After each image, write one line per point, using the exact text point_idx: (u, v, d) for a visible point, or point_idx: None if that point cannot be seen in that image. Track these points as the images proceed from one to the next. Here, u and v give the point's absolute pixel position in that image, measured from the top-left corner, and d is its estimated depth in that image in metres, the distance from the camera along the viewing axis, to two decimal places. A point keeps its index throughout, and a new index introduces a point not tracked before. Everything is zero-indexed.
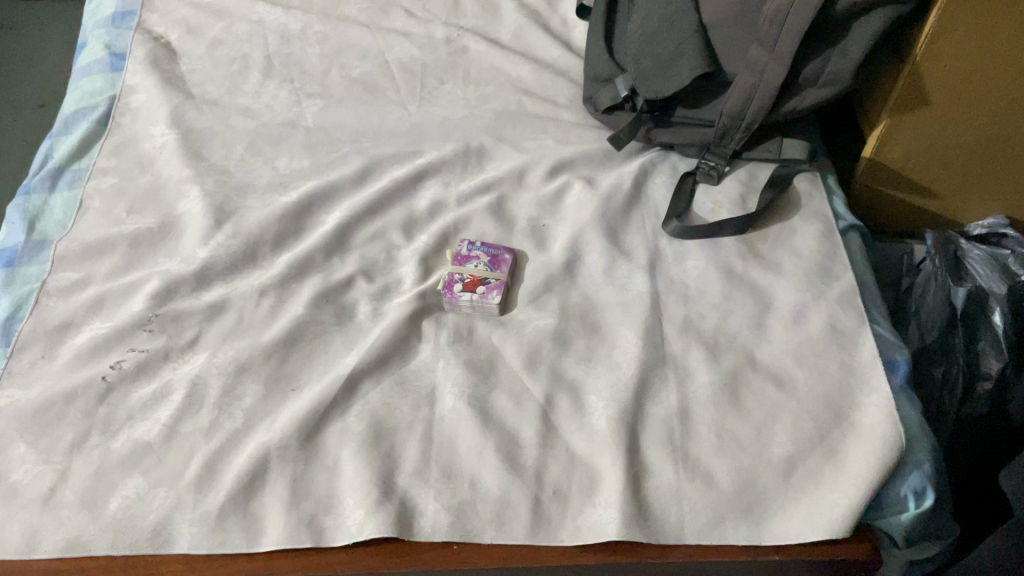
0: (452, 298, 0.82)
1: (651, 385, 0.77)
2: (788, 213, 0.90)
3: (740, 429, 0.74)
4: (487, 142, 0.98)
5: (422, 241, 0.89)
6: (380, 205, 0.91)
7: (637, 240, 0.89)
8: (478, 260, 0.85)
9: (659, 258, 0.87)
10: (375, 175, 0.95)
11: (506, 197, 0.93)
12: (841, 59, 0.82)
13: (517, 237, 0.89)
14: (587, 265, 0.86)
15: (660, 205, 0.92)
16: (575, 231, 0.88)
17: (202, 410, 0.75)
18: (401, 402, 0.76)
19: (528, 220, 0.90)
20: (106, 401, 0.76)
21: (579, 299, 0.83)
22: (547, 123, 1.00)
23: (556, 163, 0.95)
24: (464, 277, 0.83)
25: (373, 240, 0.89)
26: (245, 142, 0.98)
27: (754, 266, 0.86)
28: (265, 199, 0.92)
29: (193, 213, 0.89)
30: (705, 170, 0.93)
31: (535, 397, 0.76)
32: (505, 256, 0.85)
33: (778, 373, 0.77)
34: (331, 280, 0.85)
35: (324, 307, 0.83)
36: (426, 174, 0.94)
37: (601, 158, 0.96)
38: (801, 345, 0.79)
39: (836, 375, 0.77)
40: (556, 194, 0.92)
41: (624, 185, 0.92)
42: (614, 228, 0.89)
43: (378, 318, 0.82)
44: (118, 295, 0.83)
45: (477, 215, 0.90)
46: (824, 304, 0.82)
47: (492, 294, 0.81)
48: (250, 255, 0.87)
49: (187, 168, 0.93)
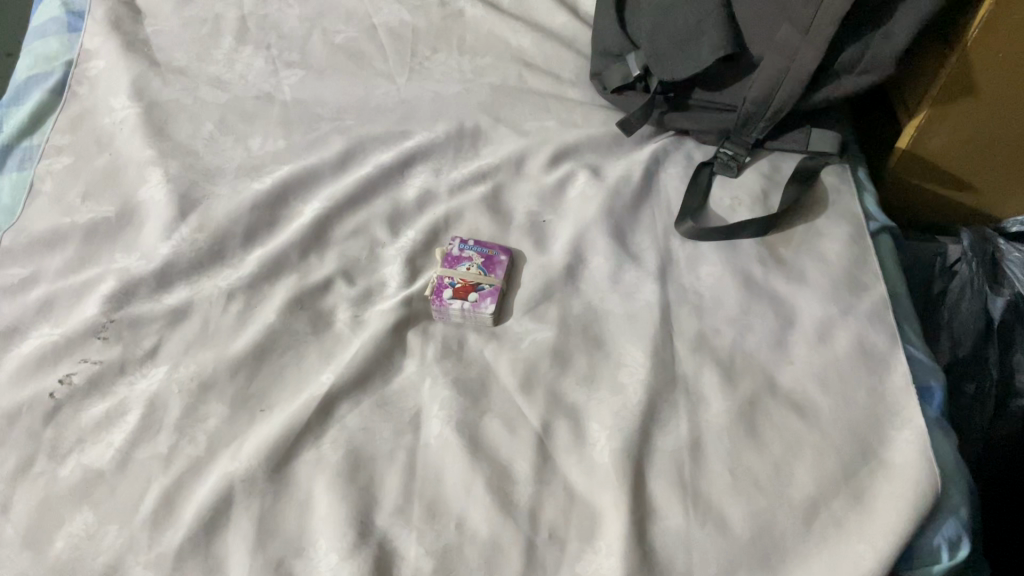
0: (441, 306, 0.74)
1: (659, 413, 0.69)
2: (813, 213, 0.81)
3: (757, 465, 0.67)
4: (482, 123, 0.88)
5: (409, 238, 0.80)
6: (363, 194, 0.82)
7: (647, 240, 0.80)
8: (470, 262, 0.77)
9: (671, 262, 0.78)
10: (358, 160, 0.86)
11: (502, 187, 0.84)
12: (884, 43, 0.73)
13: (514, 235, 0.80)
14: (591, 269, 0.78)
15: (673, 199, 0.83)
16: (578, 230, 0.80)
17: (161, 433, 0.68)
18: (382, 427, 0.69)
19: (526, 216, 0.82)
20: (53, 421, 0.68)
21: (580, 309, 0.75)
22: (549, 102, 0.90)
23: (559, 149, 0.85)
24: (454, 282, 0.75)
25: (355, 236, 0.80)
26: (215, 118, 0.88)
27: (776, 273, 0.77)
28: (235, 185, 0.83)
29: (156, 201, 0.80)
30: (723, 161, 0.84)
31: (530, 423, 0.69)
32: (500, 258, 0.77)
33: (800, 401, 0.70)
34: (307, 283, 0.76)
35: (298, 315, 0.74)
36: (415, 160, 0.85)
37: (609, 143, 0.87)
38: (827, 369, 0.72)
39: (864, 404, 0.70)
40: (558, 184, 0.83)
41: (633, 176, 0.83)
42: (622, 225, 0.80)
43: (357, 328, 0.74)
44: (69, 296, 0.75)
45: (471, 208, 0.82)
46: (852, 321, 0.74)
47: (486, 303, 0.74)
48: (217, 252, 0.78)
49: (150, 148, 0.84)
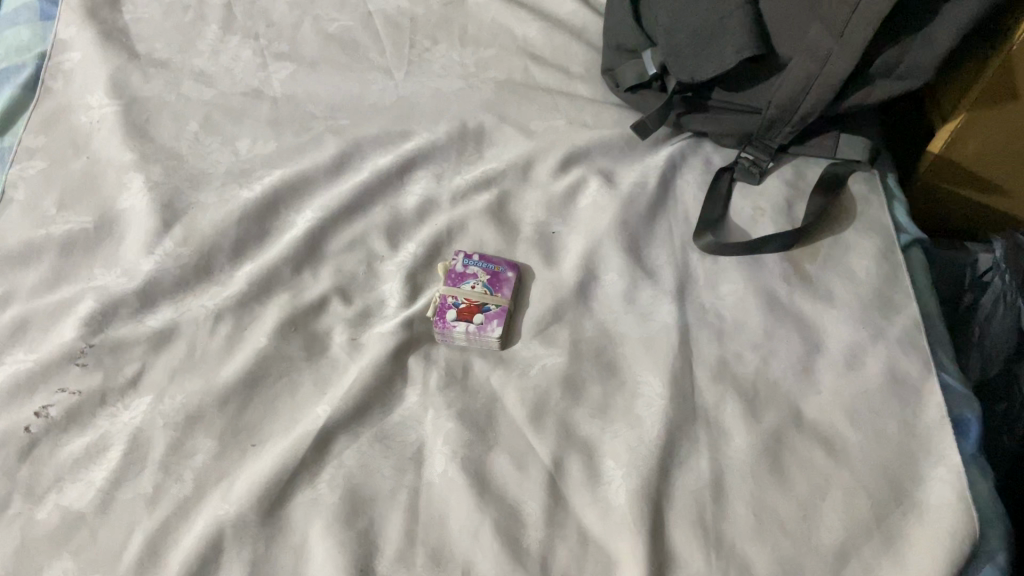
0: (445, 329, 0.69)
1: (678, 448, 0.65)
2: (841, 225, 0.76)
3: (783, 506, 0.63)
4: (486, 122, 0.83)
5: (410, 251, 0.75)
6: (360, 202, 0.77)
7: (664, 254, 0.75)
8: (475, 280, 0.72)
9: (689, 279, 0.73)
10: (354, 164, 0.80)
11: (508, 195, 0.78)
12: (924, 48, 0.67)
13: (521, 248, 0.75)
14: (604, 287, 0.73)
15: (691, 208, 0.78)
16: (591, 243, 0.75)
17: (144, 472, 0.63)
18: (382, 464, 0.64)
19: (534, 226, 0.77)
20: (29, 458, 0.64)
21: (593, 331, 0.71)
22: (558, 99, 0.84)
23: (569, 152, 0.80)
24: (458, 302, 0.71)
25: (351, 249, 0.75)
26: (200, 116, 0.82)
27: (801, 292, 0.72)
28: (222, 192, 0.77)
29: (137, 211, 0.75)
30: (744, 167, 0.79)
31: (541, 460, 0.64)
32: (507, 275, 0.72)
33: (827, 435, 0.66)
34: (300, 302, 0.71)
35: (291, 338, 0.69)
36: (414, 164, 0.80)
37: (622, 145, 0.81)
38: (856, 400, 0.67)
39: (895, 439, 0.65)
40: (568, 191, 0.78)
41: (649, 183, 0.78)
42: (637, 237, 0.75)
43: (355, 352, 0.69)
44: (44, 318, 0.70)
45: (475, 218, 0.76)
46: (882, 346, 0.70)
47: (492, 325, 0.69)
48: (203, 268, 0.73)
49: (130, 151, 0.78)
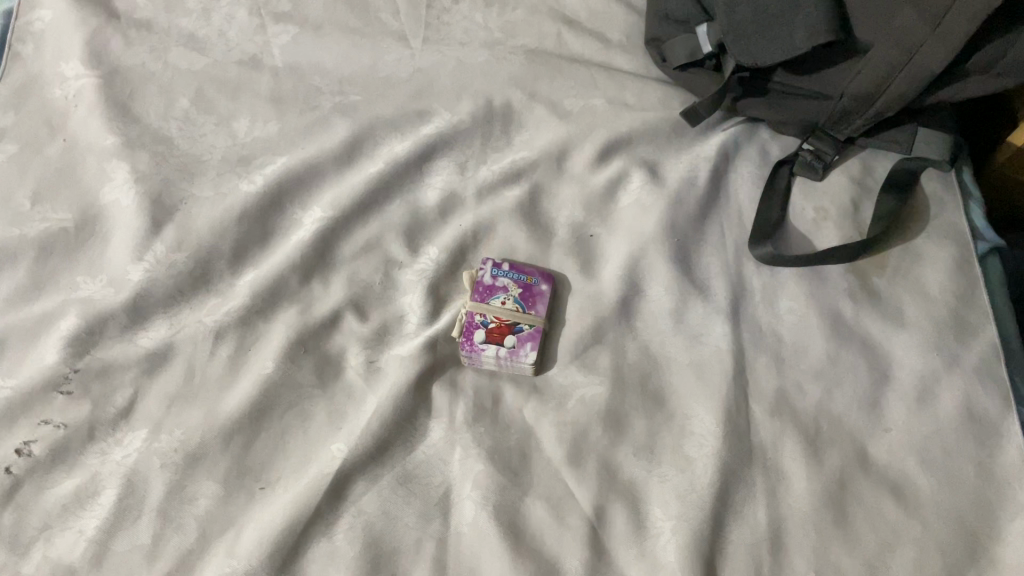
0: (473, 352, 0.62)
1: (732, 495, 0.59)
2: (912, 231, 0.68)
3: (848, 564, 0.57)
4: (515, 100, 0.73)
5: (431, 256, 0.67)
6: (374, 197, 0.68)
7: (715, 263, 0.67)
8: (506, 294, 0.64)
9: (744, 294, 0.66)
10: (366, 150, 0.71)
11: (541, 190, 0.70)
12: None
13: (556, 255, 0.67)
14: (649, 302, 0.65)
15: (745, 207, 0.69)
16: (634, 250, 0.67)
17: (141, 520, 0.57)
18: (406, 511, 0.58)
19: (570, 229, 0.68)
20: (12, 502, 0.57)
21: (637, 355, 0.63)
22: (596, 73, 0.75)
23: (609, 140, 0.71)
24: (487, 321, 0.63)
25: (365, 254, 0.67)
26: (191, 91, 0.72)
27: (868, 311, 0.65)
28: (219, 184, 0.68)
29: (122, 208, 0.66)
30: (805, 160, 0.70)
31: (581, 508, 0.58)
32: (541, 289, 0.65)
33: (896, 480, 0.60)
34: (310, 319, 0.64)
35: (301, 361, 0.62)
36: (434, 152, 0.71)
37: (668, 131, 0.72)
38: (928, 439, 0.61)
39: (971, 484, 0.59)
40: (609, 187, 0.69)
41: (699, 180, 0.70)
42: (687, 244, 0.67)
43: (373, 379, 0.62)
44: (23, 335, 0.62)
45: (504, 217, 0.68)
46: (958, 377, 0.63)
47: (526, 350, 0.62)
48: (200, 277, 0.65)
49: (112, 134, 0.69)
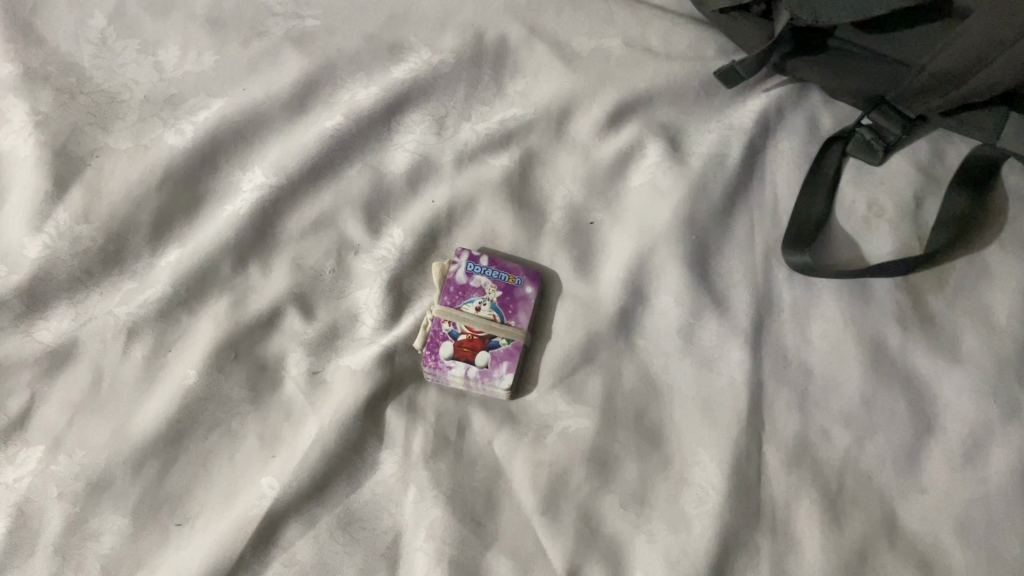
0: (437, 370, 0.51)
1: (734, 563, 0.50)
2: (983, 238, 0.56)
3: None
4: (511, 37, 0.59)
5: (394, 241, 0.55)
6: (329, 160, 0.56)
7: (739, 268, 0.55)
8: (482, 298, 0.53)
9: (770, 310, 0.54)
10: (322, 95, 0.58)
11: (534, 160, 0.57)
12: None
13: (546, 245, 0.55)
14: (653, 315, 0.54)
15: (783, 197, 0.57)
16: (642, 247, 0.55)
17: (35, 558, 0.48)
18: (345, 562, 0.49)
19: (566, 212, 0.56)
20: None
21: (634, 381, 0.53)
22: (615, 7, 0.60)
23: (622, 99, 0.57)
24: (457, 331, 0.52)
25: (315, 232, 0.55)
26: (110, 7, 0.58)
27: (918, 340, 0.54)
28: (140, 133, 0.56)
29: (19, 160, 0.54)
30: (862, 139, 0.56)
31: (551, 570, 0.49)
32: (525, 293, 0.53)
33: (927, 554, 0.50)
34: (244, 316, 0.53)
35: (231, 370, 0.52)
36: (406, 103, 0.58)
37: (696, 91, 0.58)
38: (970, 507, 0.50)
39: (1017, 566, 0.49)
40: (617, 161, 0.57)
41: (729, 160, 0.57)
42: (706, 242, 0.55)
43: (316, 395, 0.52)
44: None
45: (486, 194, 0.56)
46: (1016, 433, 0.51)
47: (499, 373, 0.51)
48: (113, 255, 0.53)
49: (8, 62, 0.56)
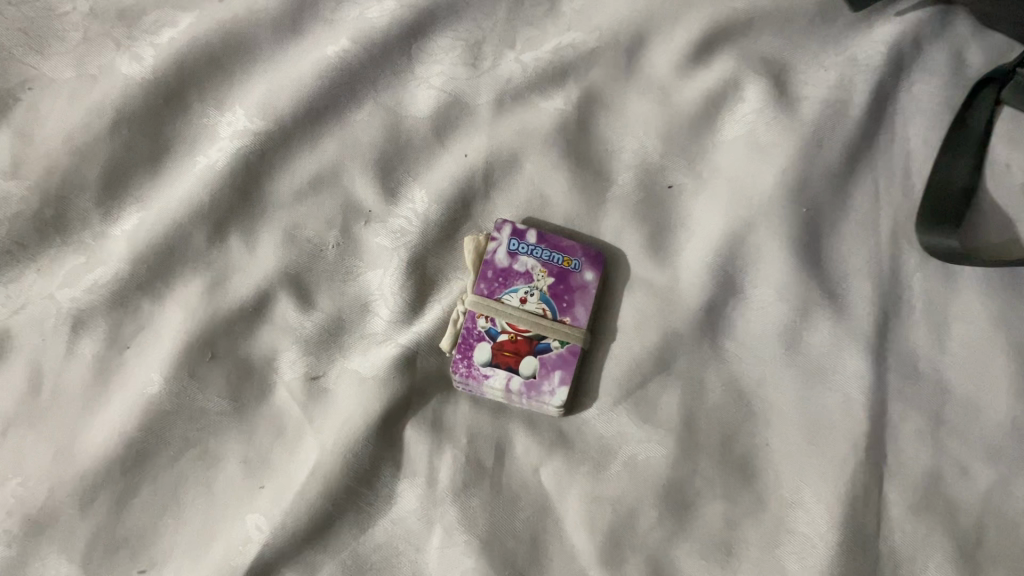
0: (471, 380, 0.41)
1: None
2: None
3: None
4: None
5: (416, 207, 0.43)
6: (332, 100, 0.44)
7: (859, 252, 0.43)
8: (528, 287, 0.42)
9: (896, 306, 0.42)
10: (322, 11, 0.44)
11: (596, 102, 0.44)
12: None
13: (610, 217, 0.43)
14: (746, 311, 0.42)
15: (917, 157, 0.44)
16: (734, 225, 0.43)
17: None
18: None
19: (637, 172, 0.43)
20: None
21: (721, 396, 0.42)
22: None
23: (712, 24, 0.44)
24: (497, 330, 0.42)
25: (315, 193, 0.43)
26: None
27: None
28: (86, 58, 0.43)
29: None
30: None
31: None
32: (584, 281, 0.42)
33: None
34: (223, 304, 0.42)
35: (207, 374, 0.41)
36: (432, 24, 0.44)
37: (812, 11, 0.44)
38: None
39: None
40: (704, 108, 0.44)
41: (851, 108, 0.44)
42: (817, 218, 0.43)
43: (316, 407, 0.41)
44: None
45: (533, 149, 0.44)
46: None
47: (548, 386, 0.40)
48: (52, 220, 0.41)
49: None
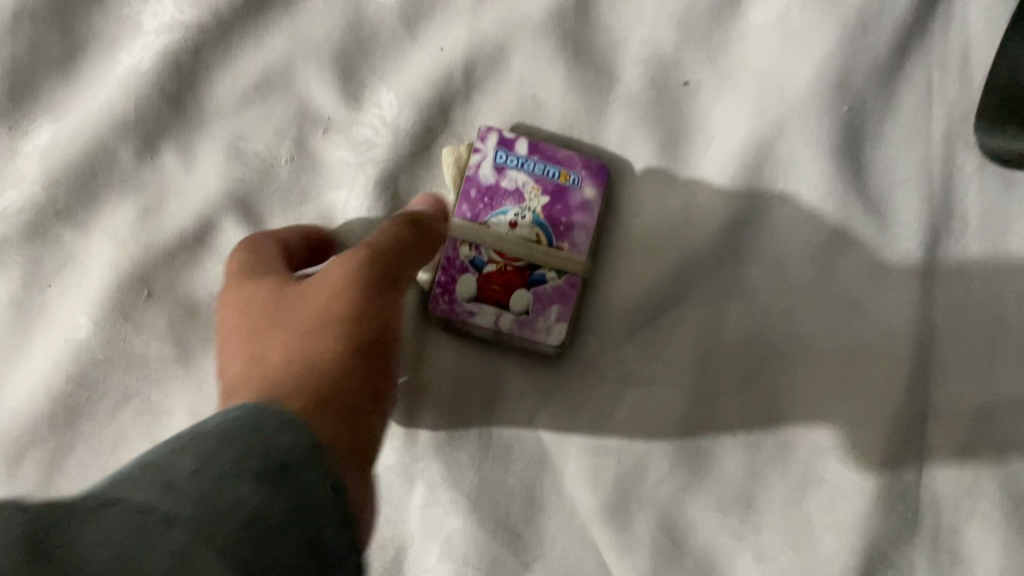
0: (455, 317, 0.36)
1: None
2: None
3: None
4: None
5: (383, 114, 0.36)
6: None
7: (910, 153, 0.36)
8: (519, 208, 0.36)
9: (947, 218, 0.35)
10: None
11: None
12: None
13: (615, 121, 0.37)
14: (773, 228, 0.36)
15: (979, 41, 0.36)
16: (762, 130, 0.36)
17: None
18: None
19: (647, 67, 0.37)
20: None
21: (744, 328, 0.35)
22: None
23: None
24: (483, 259, 0.36)
25: (262, 98, 0.36)
26: None
27: None
28: None
29: None
30: None
31: None
32: (584, 202, 0.36)
33: None
34: (160, 232, 0.36)
35: (144, 313, 0.35)
36: None
37: None
38: None
39: None
40: None
41: None
42: (859, 119, 0.36)
43: None
44: None
45: (524, 40, 0.37)
46: None
47: (544, 325, 0.36)
48: None
49: None
